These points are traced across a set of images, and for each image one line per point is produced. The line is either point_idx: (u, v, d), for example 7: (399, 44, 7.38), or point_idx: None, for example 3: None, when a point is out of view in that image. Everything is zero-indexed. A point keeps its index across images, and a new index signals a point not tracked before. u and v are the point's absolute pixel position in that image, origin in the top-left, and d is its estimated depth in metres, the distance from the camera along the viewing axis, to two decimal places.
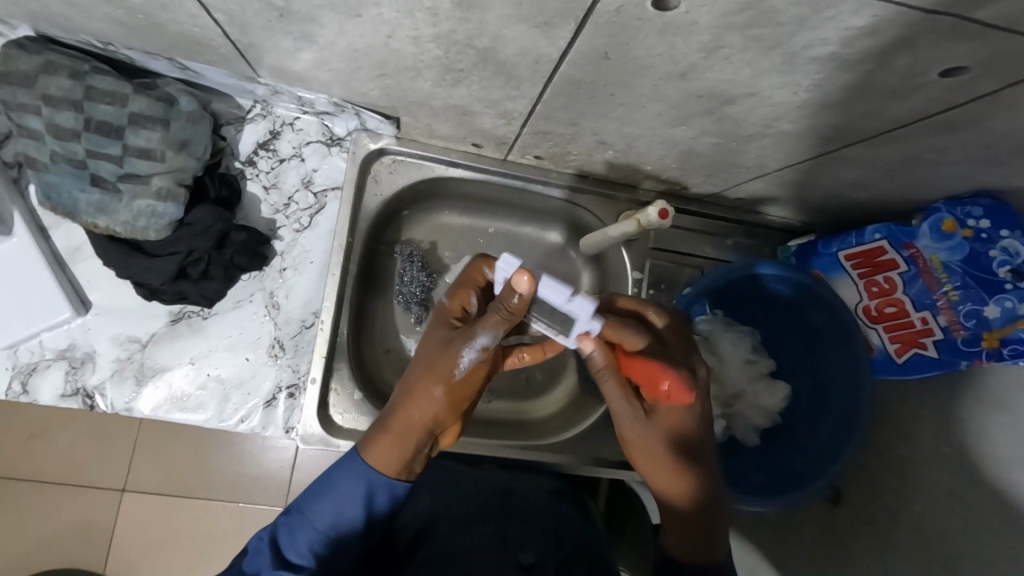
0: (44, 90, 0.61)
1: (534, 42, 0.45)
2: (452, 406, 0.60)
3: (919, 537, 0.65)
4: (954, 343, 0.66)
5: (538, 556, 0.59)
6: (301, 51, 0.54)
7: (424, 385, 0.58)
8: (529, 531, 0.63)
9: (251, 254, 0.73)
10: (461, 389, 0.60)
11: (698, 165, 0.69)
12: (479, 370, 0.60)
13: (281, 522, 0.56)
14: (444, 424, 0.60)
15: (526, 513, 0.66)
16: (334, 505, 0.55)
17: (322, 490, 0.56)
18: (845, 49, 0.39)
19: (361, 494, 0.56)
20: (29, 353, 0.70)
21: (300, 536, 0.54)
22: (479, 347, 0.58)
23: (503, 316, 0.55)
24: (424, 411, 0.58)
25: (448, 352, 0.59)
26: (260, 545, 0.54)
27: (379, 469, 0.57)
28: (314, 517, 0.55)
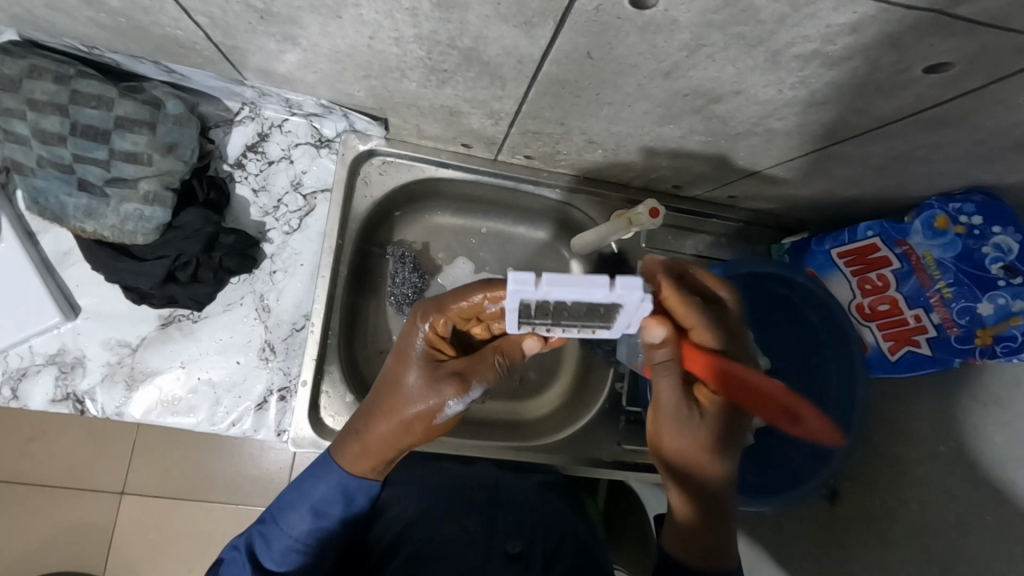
0: (29, 94, 0.61)
1: (516, 42, 0.44)
2: (427, 434, 0.59)
3: (914, 535, 0.65)
4: (948, 340, 0.66)
5: (526, 543, 0.61)
6: (285, 52, 0.54)
7: (399, 421, 0.57)
8: (517, 521, 0.64)
9: (241, 256, 0.72)
10: (437, 427, 0.60)
11: (689, 164, 0.68)
12: (457, 414, 0.60)
13: (256, 532, 0.58)
14: (416, 444, 0.60)
15: (510, 503, 0.67)
16: (308, 515, 0.57)
17: (295, 501, 0.57)
18: (829, 47, 0.39)
19: (335, 501, 0.58)
20: (19, 358, 0.70)
21: (276, 544, 0.57)
22: (466, 397, 0.58)
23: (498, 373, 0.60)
24: (399, 442, 0.58)
25: (428, 392, 0.57)
26: (236, 555, 0.57)
27: (353, 479, 0.58)
28: (288, 527, 0.57)
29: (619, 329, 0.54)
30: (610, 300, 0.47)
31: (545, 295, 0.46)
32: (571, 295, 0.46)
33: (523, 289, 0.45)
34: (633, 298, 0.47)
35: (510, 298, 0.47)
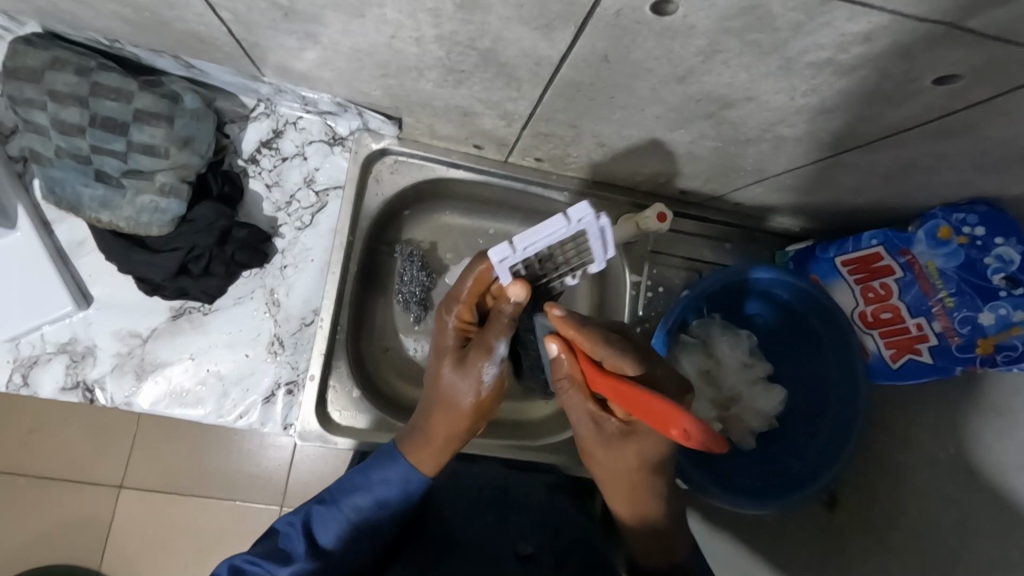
0: (50, 85, 0.62)
1: (535, 44, 0.45)
2: (483, 413, 0.63)
3: (912, 538, 0.66)
4: (949, 349, 0.67)
5: (536, 545, 0.65)
6: (304, 50, 0.55)
7: (462, 400, 0.61)
8: (532, 522, 0.69)
9: (253, 250, 0.73)
10: (488, 404, 0.63)
11: (697, 169, 0.69)
12: (500, 382, 0.63)
13: (314, 510, 0.59)
14: (476, 428, 0.64)
15: (521, 503, 0.71)
16: (371, 499, 0.60)
17: (362, 483, 0.60)
18: (843, 56, 0.40)
19: (399, 489, 0.61)
20: (31, 347, 0.70)
21: (336, 524, 0.58)
22: (497, 356, 0.61)
23: (507, 323, 0.61)
24: (461, 430, 0.62)
25: (478, 366, 0.61)
26: (291, 530, 0.57)
27: (416, 471, 0.61)
28: (350, 509, 0.59)
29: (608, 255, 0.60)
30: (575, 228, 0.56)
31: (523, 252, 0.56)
32: (540, 237, 0.55)
33: (506, 256, 0.56)
34: (591, 220, 0.55)
35: (506, 274, 0.58)
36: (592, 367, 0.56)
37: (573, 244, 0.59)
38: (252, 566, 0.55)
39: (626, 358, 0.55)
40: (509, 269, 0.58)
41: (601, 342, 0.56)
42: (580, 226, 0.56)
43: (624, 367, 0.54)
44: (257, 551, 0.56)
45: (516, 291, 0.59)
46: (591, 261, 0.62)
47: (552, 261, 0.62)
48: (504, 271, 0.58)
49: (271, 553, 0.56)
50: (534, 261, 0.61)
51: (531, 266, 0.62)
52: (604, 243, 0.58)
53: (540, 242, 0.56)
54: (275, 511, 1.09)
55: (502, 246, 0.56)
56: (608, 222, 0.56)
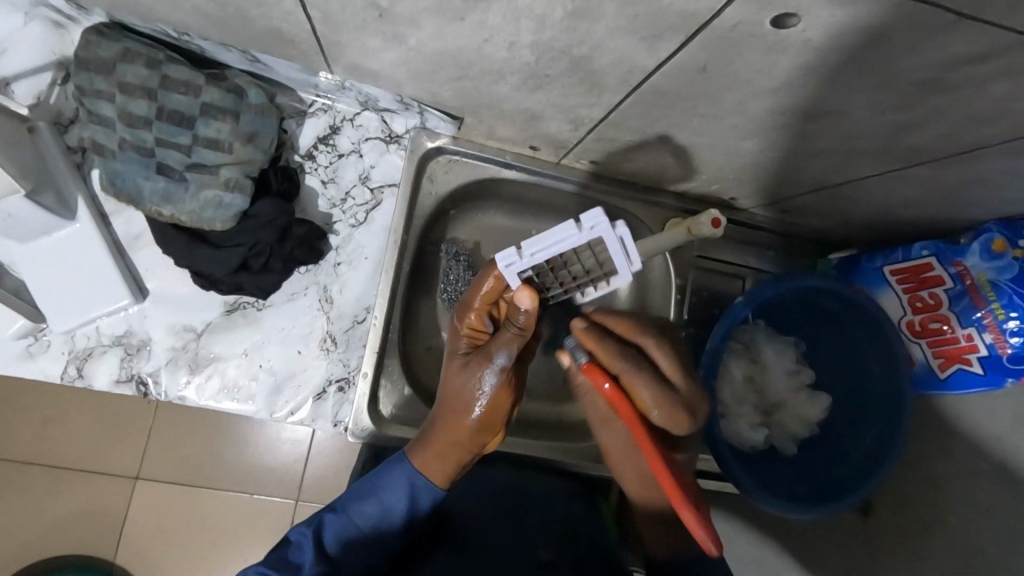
0: (121, 77, 0.62)
1: (634, 53, 0.46)
2: (486, 426, 0.64)
3: (951, 546, 0.68)
4: (999, 360, 0.68)
5: (556, 553, 0.63)
6: (386, 50, 0.55)
7: (461, 412, 0.63)
8: (545, 525, 0.67)
9: (310, 247, 0.73)
10: (490, 414, 0.64)
11: (756, 178, 0.70)
12: (501, 393, 0.64)
13: (324, 519, 0.60)
14: (483, 441, 0.65)
15: (539, 508, 0.70)
16: (379, 507, 0.61)
17: (368, 492, 0.61)
18: (952, 74, 0.40)
19: (404, 498, 0.61)
20: (86, 339, 0.70)
21: (343, 533, 0.60)
22: (494, 365, 0.63)
23: (514, 333, 0.63)
24: (463, 441, 0.63)
25: (474, 376, 0.63)
26: (302, 538, 0.58)
27: (422, 476, 0.62)
28: (361, 517, 0.60)
29: (628, 273, 0.58)
30: (585, 238, 0.54)
31: (532, 260, 0.57)
32: (548, 246, 0.55)
33: (512, 261, 0.58)
34: (604, 227, 0.54)
35: (515, 281, 0.59)
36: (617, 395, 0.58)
37: (591, 255, 0.58)
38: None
39: (662, 396, 0.57)
40: (517, 274, 0.59)
41: (638, 377, 0.58)
42: (592, 234, 0.54)
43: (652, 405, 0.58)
44: (268, 560, 0.56)
45: (522, 300, 0.60)
46: (613, 275, 0.60)
47: (567, 267, 0.61)
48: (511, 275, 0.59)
49: (281, 562, 0.55)
50: (547, 267, 0.61)
51: (546, 270, 0.61)
52: (623, 252, 0.56)
53: (549, 250, 0.55)
54: (290, 506, 1.06)
55: (508, 252, 0.57)
56: (626, 230, 0.55)
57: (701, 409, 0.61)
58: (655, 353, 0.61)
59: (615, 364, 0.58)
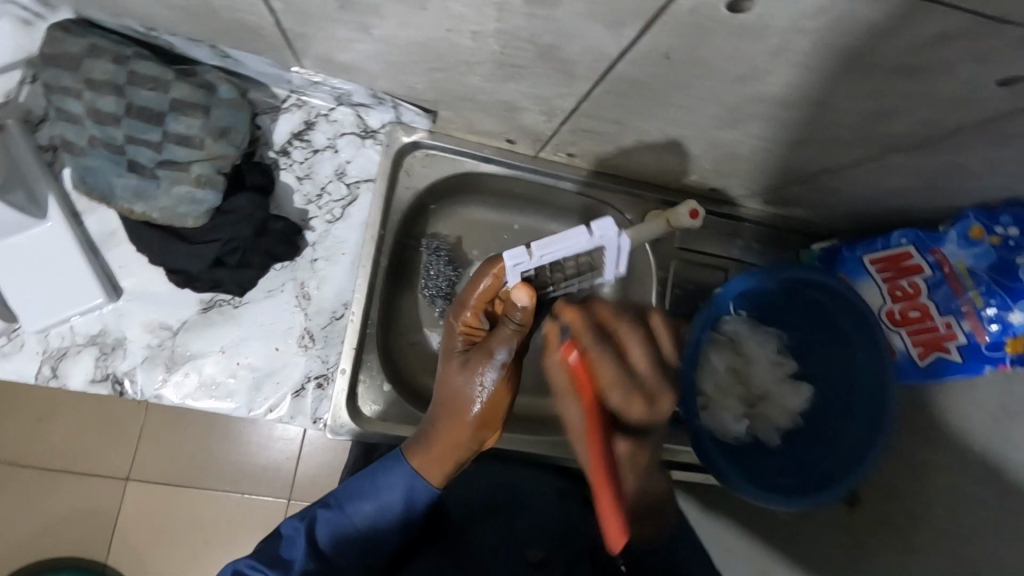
0: (88, 73, 0.61)
1: (599, 41, 0.45)
2: (486, 423, 0.63)
3: (936, 536, 0.68)
4: (978, 348, 0.68)
5: (545, 551, 0.64)
6: (354, 42, 0.54)
7: (461, 409, 0.62)
8: (531, 524, 0.67)
9: (287, 244, 0.72)
10: (490, 411, 0.63)
11: (734, 168, 0.69)
12: (502, 390, 0.63)
13: (317, 515, 0.60)
14: (482, 438, 0.64)
15: (534, 506, 0.70)
16: (376, 506, 0.61)
17: (366, 491, 0.61)
18: (915, 57, 0.40)
19: (402, 497, 0.61)
20: (60, 338, 0.70)
21: (338, 530, 0.60)
22: (495, 361, 0.62)
23: (514, 329, 0.62)
24: (464, 438, 0.62)
25: (473, 372, 0.62)
26: (296, 533, 0.58)
27: (421, 477, 0.61)
28: (357, 515, 0.60)
29: (612, 276, 0.63)
30: (592, 244, 0.57)
31: (539, 262, 0.58)
32: (558, 248, 0.57)
33: (521, 261, 0.58)
34: (610, 236, 0.57)
35: (515, 277, 0.60)
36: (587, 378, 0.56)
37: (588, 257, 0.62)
38: (255, 571, 0.55)
39: (622, 379, 0.55)
40: (520, 272, 0.60)
41: (603, 358, 0.55)
42: (599, 240, 0.57)
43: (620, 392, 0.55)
44: (261, 553, 0.57)
45: (519, 298, 0.60)
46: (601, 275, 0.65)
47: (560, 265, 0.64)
48: (515, 273, 0.60)
49: (273, 559, 0.56)
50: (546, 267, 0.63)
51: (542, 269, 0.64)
52: (618, 258, 0.60)
53: (558, 253, 0.58)
54: (282, 506, 1.06)
55: (517, 250, 0.58)
56: (628, 242, 0.59)
57: (666, 403, 0.57)
58: (629, 340, 0.57)
59: (598, 347, 0.55)
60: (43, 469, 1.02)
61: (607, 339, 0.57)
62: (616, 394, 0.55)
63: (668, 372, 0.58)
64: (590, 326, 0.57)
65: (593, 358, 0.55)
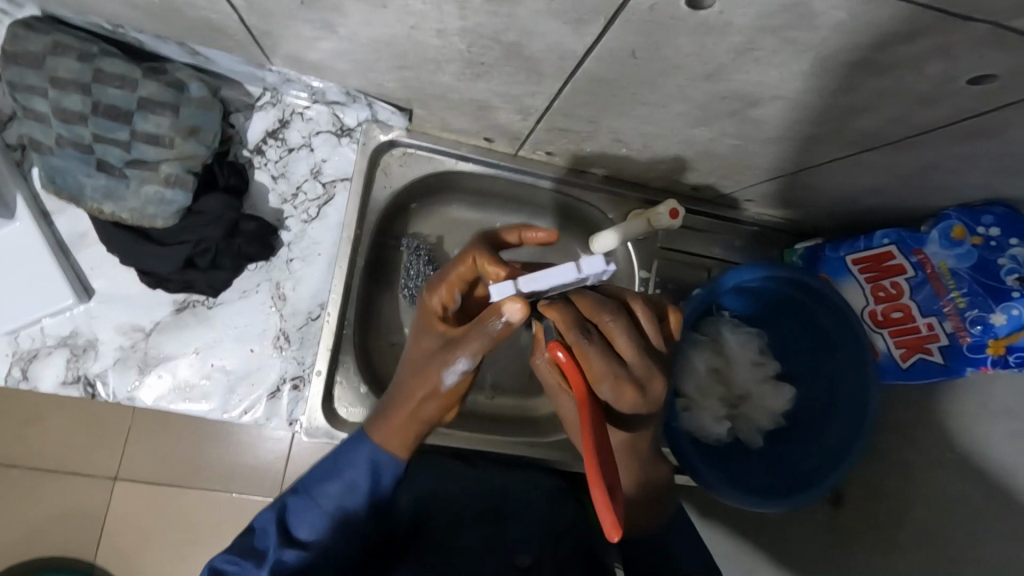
0: (52, 72, 0.60)
1: (563, 38, 0.44)
2: (442, 410, 0.59)
3: (920, 537, 0.67)
4: (960, 350, 0.66)
5: (535, 556, 0.59)
6: (319, 40, 0.53)
7: (418, 396, 0.57)
8: (526, 529, 0.63)
9: (261, 243, 0.71)
10: (448, 399, 0.58)
11: (713, 167, 0.68)
12: (461, 383, 0.57)
13: (287, 503, 0.57)
14: (437, 421, 0.60)
15: (521, 512, 0.66)
16: (342, 487, 0.57)
17: (330, 472, 0.57)
18: (881, 55, 0.39)
19: (367, 474, 0.57)
20: (30, 340, 0.69)
21: (307, 516, 0.56)
22: (456, 362, 0.54)
23: (484, 338, 0.52)
24: (418, 424, 0.58)
25: (435, 365, 0.55)
26: (266, 524, 0.55)
27: (383, 451, 0.57)
28: (325, 499, 0.57)
29: None
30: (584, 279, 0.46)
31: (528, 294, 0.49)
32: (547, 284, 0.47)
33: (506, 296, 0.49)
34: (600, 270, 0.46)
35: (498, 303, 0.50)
36: (575, 371, 0.50)
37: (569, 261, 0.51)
38: (232, 566, 0.53)
39: (611, 371, 0.50)
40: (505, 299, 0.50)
41: (591, 351, 0.49)
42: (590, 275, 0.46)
43: (609, 384, 0.50)
44: (235, 547, 0.55)
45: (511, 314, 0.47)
46: None
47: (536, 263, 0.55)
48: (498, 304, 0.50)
49: (247, 550, 0.54)
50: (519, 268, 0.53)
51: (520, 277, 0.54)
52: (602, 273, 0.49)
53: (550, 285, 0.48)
54: None
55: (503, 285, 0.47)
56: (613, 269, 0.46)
57: (656, 386, 0.52)
58: (613, 330, 0.50)
59: (585, 340, 0.49)
60: (19, 473, 1.00)
61: (593, 329, 0.50)
62: (605, 385, 0.50)
63: (655, 354, 0.53)
64: (573, 319, 0.50)
65: (579, 352, 0.50)
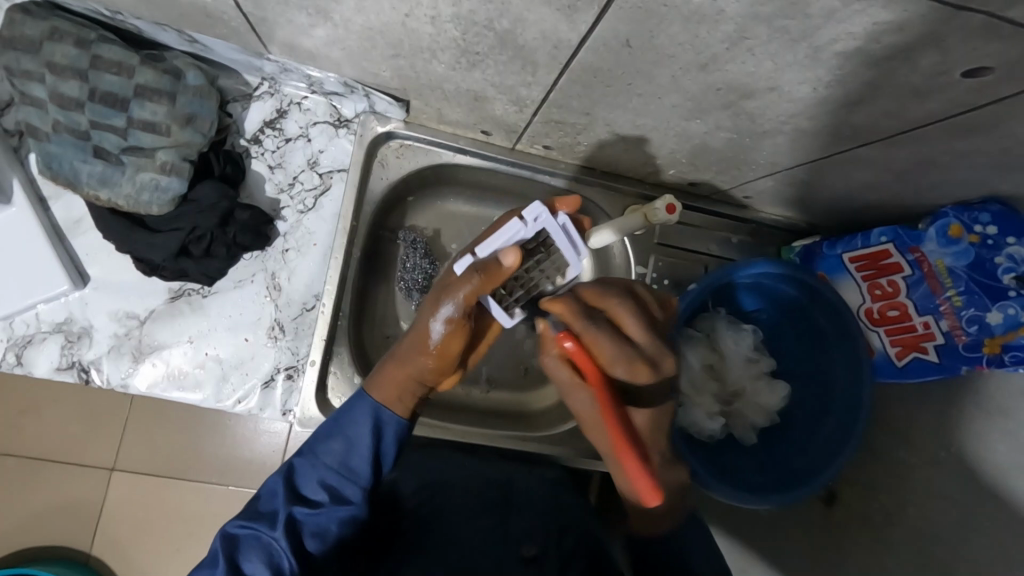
0: (49, 57, 0.60)
1: (556, 26, 0.44)
2: (439, 368, 0.58)
3: (912, 536, 0.66)
4: (956, 348, 0.67)
5: (540, 547, 0.57)
6: (314, 27, 0.53)
7: (412, 347, 0.58)
8: (532, 520, 0.61)
9: (255, 233, 0.71)
10: (444, 354, 0.58)
11: (709, 162, 0.68)
12: (453, 338, 0.57)
13: (294, 463, 0.56)
14: (432, 380, 0.59)
15: (526, 502, 0.63)
16: (345, 443, 0.56)
17: (332, 429, 0.56)
18: (873, 45, 0.39)
19: (370, 429, 0.56)
20: (26, 325, 0.69)
21: (313, 474, 0.55)
22: (443, 308, 0.56)
23: (471, 277, 0.55)
24: (412, 378, 0.58)
25: (425, 313, 0.57)
26: (274, 484, 0.55)
27: (386, 409, 0.57)
28: (328, 456, 0.55)
29: (577, 262, 0.59)
30: (532, 229, 0.56)
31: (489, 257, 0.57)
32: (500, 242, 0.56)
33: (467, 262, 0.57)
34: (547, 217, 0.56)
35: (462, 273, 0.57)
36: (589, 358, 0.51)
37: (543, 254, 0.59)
38: (244, 530, 0.52)
39: (625, 351, 0.51)
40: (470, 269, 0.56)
41: (603, 337, 0.51)
42: (539, 225, 0.56)
43: (625, 368, 0.51)
44: (245, 513, 0.54)
45: (506, 258, 0.54)
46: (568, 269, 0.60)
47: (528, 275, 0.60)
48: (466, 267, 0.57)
49: (256, 514, 0.53)
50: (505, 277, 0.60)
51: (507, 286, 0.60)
52: (567, 239, 0.57)
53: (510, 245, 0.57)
54: None
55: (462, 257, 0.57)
56: (569, 220, 0.57)
57: (668, 363, 0.54)
58: (622, 314, 0.53)
59: (595, 327, 0.51)
60: (14, 461, 1.00)
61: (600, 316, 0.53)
62: (620, 370, 0.51)
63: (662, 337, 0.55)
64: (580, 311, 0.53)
65: (591, 340, 0.51)
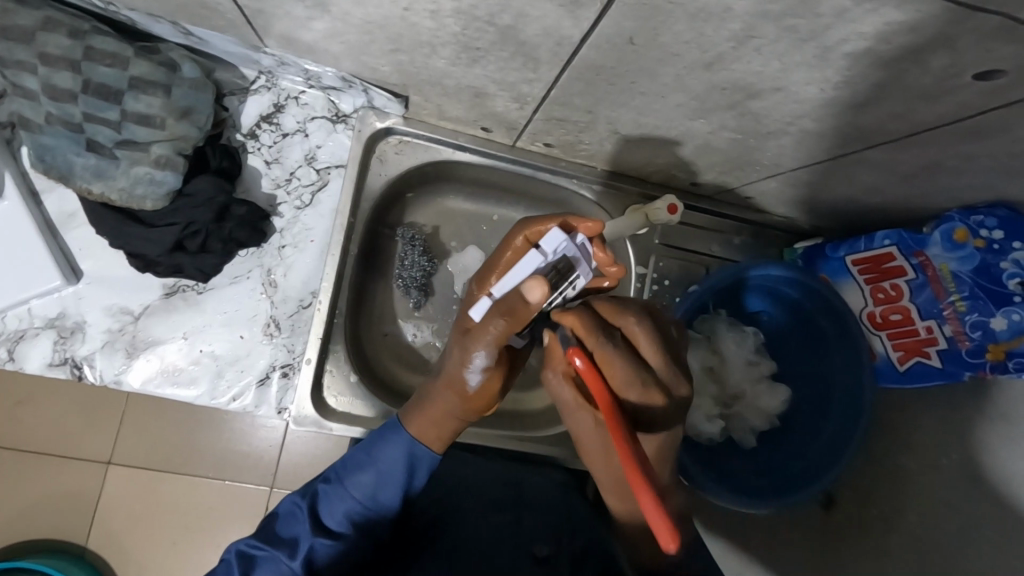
0: (41, 47, 0.58)
1: (559, 22, 0.43)
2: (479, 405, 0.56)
3: (910, 541, 0.66)
4: (959, 354, 0.66)
5: (554, 547, 0.56)
6: (312, 20, 0.52)
7: (448, 397, 0.54)
8: (546, 519, 0.61)
9: (251, 229, 0.70)
10: (484, 394, 0.55)
11: (712, 162, 0.67)
12: (492, 379, 0.54)
13: (319, 490, 0.55)
14: (473, 415, 0.57)
15: (542, 504, 0.64)
16: (375, 477, 0.54)
17: (363, 462, 0.54)
18: (883, 46, 0.38)
19: (403, 466, 0.54)
20: (18, 320, 0.69)
21: (338, 506, 0.54)
22: (476, 360, 0.53)
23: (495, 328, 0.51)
24: (452, 419, 0.55)
25: (457, 365, 0.54)
26: (298, 511, 0.54)
27: (421, 446, 0.55)
28: (357, 489, 0.54)
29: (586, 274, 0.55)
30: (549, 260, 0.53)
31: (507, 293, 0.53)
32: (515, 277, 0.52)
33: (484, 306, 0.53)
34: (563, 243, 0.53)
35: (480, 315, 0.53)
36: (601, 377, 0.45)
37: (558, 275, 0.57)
38: (259, 551, 0.52)
39: (639, 372, 0.46)
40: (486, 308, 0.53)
41: (617, 356, 0.46)
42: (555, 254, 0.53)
43: (638, 390, 0.46)
44: (260, 532, 0.54)
45: (531, 295, 0.49)
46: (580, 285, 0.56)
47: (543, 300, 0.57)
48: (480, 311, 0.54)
49: (275, 538, 0.53)
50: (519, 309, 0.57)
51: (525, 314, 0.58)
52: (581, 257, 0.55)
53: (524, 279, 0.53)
54: (265, 493, 1.03)
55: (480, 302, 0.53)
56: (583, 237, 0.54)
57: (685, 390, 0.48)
58: (638, 334, 0.47)
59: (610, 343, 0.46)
60: (6, 457, 0.99)
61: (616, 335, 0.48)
62: (634, 392, 0.46)
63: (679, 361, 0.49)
64: (595, 325, 0.48)
65: (606, 355, 0.46)
